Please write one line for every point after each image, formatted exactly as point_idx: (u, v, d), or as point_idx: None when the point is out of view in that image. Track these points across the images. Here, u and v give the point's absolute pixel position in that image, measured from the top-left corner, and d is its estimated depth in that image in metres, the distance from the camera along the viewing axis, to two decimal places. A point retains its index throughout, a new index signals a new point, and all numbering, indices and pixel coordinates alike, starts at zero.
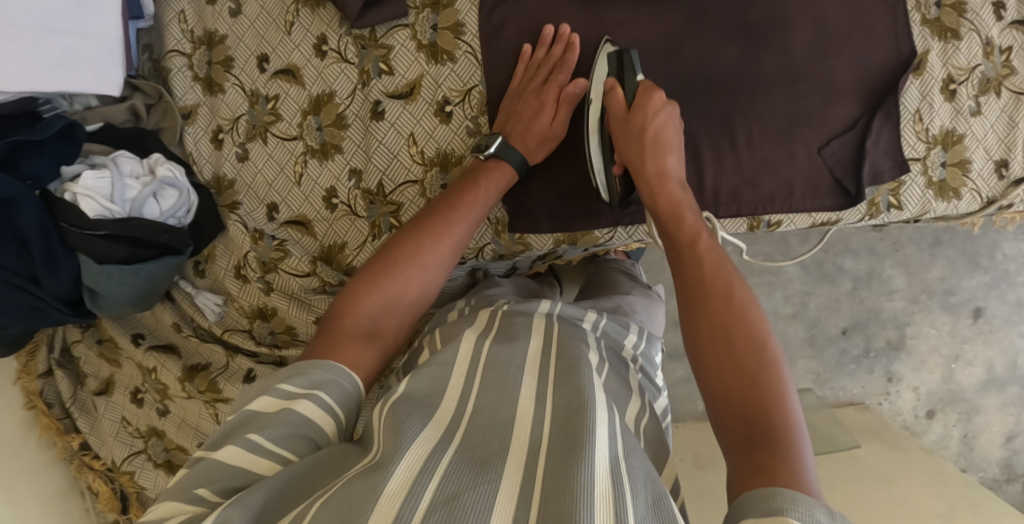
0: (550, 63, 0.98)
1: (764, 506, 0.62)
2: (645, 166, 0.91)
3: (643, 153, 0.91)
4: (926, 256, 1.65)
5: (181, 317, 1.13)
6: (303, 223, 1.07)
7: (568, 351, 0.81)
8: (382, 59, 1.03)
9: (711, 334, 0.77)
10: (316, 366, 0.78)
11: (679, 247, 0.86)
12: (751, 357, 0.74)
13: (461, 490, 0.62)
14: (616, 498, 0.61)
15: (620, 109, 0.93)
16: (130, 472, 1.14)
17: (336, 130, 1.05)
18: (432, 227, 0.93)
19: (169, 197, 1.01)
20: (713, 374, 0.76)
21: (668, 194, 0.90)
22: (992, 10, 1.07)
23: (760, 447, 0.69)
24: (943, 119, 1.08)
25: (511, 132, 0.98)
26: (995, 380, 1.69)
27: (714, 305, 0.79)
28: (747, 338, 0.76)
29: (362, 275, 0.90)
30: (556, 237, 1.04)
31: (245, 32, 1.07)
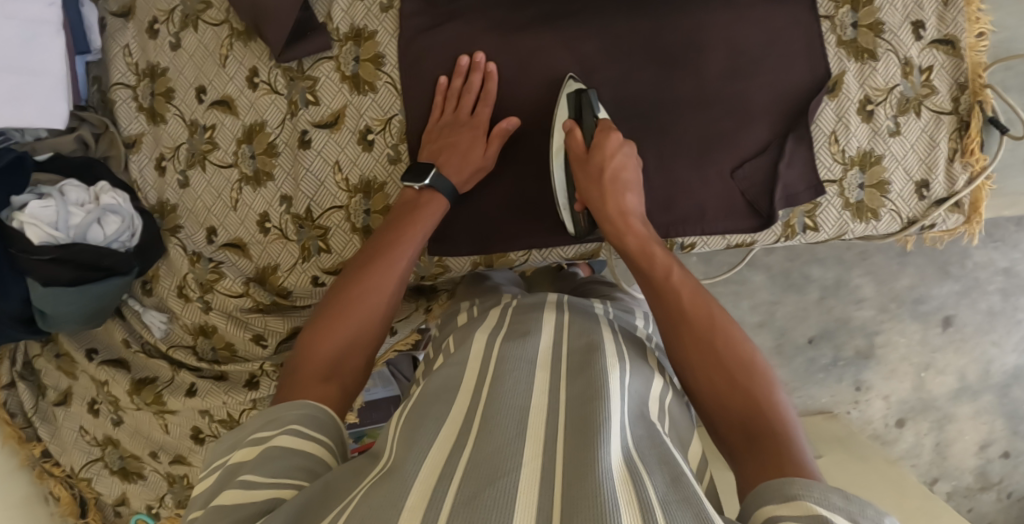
0: (471, 94, 1.02)
1: (781, 493, 0.67)
2: (611, 205, 0.94)
3: (604, 194, 0.95)
4: (895, 264, 1.59)
5: (131, 333, 1.19)
6: (240, 245, 1.12)
7: (579, 345, 0.84)
8: (309, 90, 1.07)
9: (700, 357, 0.81)
10: (284, 409, 0.77)
11: (652, 281, 0.89)
12: (739, 372, 0.79)
13: (479, 490, 0.65)
14: (635, 481, 0.66)
15: (581, 148, 0.97)
16: (88, 478, 1.25)
17: (267, 158, 1.10)
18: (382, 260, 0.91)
19: (112, 223, 1.07)
20: (708, 396, 0.80)
21: (632, 229, 0.93)
22: (912, 30, 1.08)
23: (768, 456, 0.73)
24: (861, 140, 1.10)
25: (446, 163, 0.99)
26: (967, 389, 1.64)
27: (696, 327, 0.83)
28: (732, 357, 0.80)
29: (316, 319, 0.88)
30: (473, 259, 1.08)
31: (185, 64, 1.13)
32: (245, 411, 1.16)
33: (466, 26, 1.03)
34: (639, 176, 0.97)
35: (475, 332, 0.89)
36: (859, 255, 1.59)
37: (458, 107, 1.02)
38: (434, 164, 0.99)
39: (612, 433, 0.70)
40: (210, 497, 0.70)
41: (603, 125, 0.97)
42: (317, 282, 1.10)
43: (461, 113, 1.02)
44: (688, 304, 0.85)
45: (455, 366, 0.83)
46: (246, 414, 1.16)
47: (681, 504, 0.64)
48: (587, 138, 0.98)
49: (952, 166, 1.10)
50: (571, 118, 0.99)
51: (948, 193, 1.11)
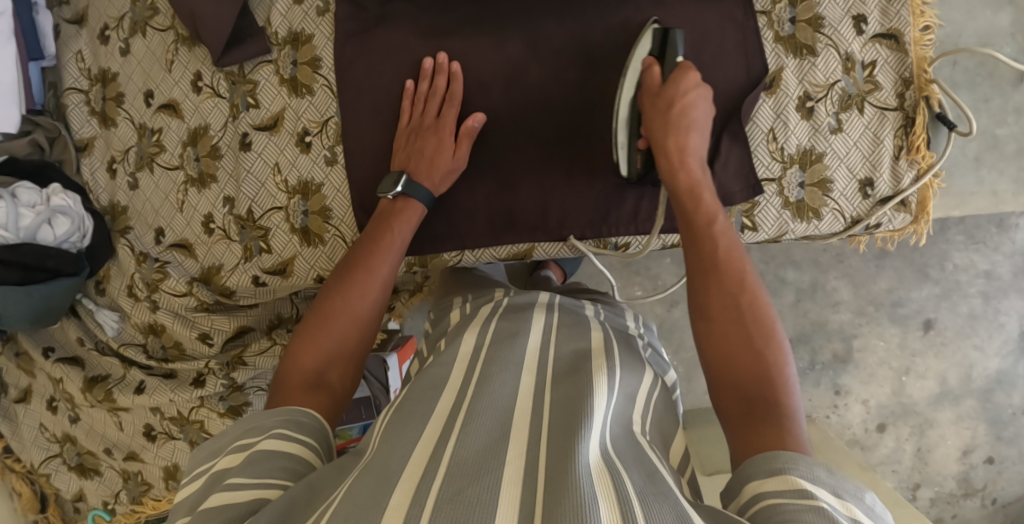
0: (436, 96, 1.02)
1: (768, 466, 0.68)
2: (671, 141, 0.89)
3: (666, 127, 0.89)
4: (871, 267, 1.55)
5: (85, 332, 1.22)
6: (185, 246, 1.14)
7: (566, 353, 0.91)
8: (250, 94, 1.10)
9: (723, 312, 0.81)
10: (265, 416, 0.81)
11: (693, 228, 0.87)
12: (759, 336, 0.79)
13: (463, 485, 0.67)
14: (614, 475, 0.69)
15: (656, 84, 0.92)
16: (46, 474, 1.28)
17: (210, 160, 1.12)
18: (359, 275, 0.95)
19: (62, 224, 1.11)
20: (718, 353, 0.80)
21: (687, 169, 0.89)
22: (853, 24, 1.07)
23: (757, 425, 0.74)
24: (801, 138, 1.08)
25: (415, 169, 1.01)
26: (948, 393, 1.58)
27: (726, 283, 0.82)
28: (755, 319, 0.80)
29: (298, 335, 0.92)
30: (408, 260, 1.10)
31: (134, 70, 1.15)
32: (194, 408, 1.18)
33: (394, 33, 1.05)
34: (706, 121, 0.92)
35: (465, 332, 0.95)
36: (836, 258, 1.55)
37: (425, 111, 1.03)
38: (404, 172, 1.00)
39: (592, 430, 0.74)
40: (198, 501, 0.72)
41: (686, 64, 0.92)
42: (258, 281, 1.11)
43: (426, 117, 1.02)
44: (721, 257, 0.84)
45: (444, 368, 0.87)
46: (196, 411, 1.19)
47: (659, 499, 0.67)
48: (666, 74, 0.93)
49: (897, 164, 1.08)
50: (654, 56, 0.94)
51: (893, 191, 1.09)
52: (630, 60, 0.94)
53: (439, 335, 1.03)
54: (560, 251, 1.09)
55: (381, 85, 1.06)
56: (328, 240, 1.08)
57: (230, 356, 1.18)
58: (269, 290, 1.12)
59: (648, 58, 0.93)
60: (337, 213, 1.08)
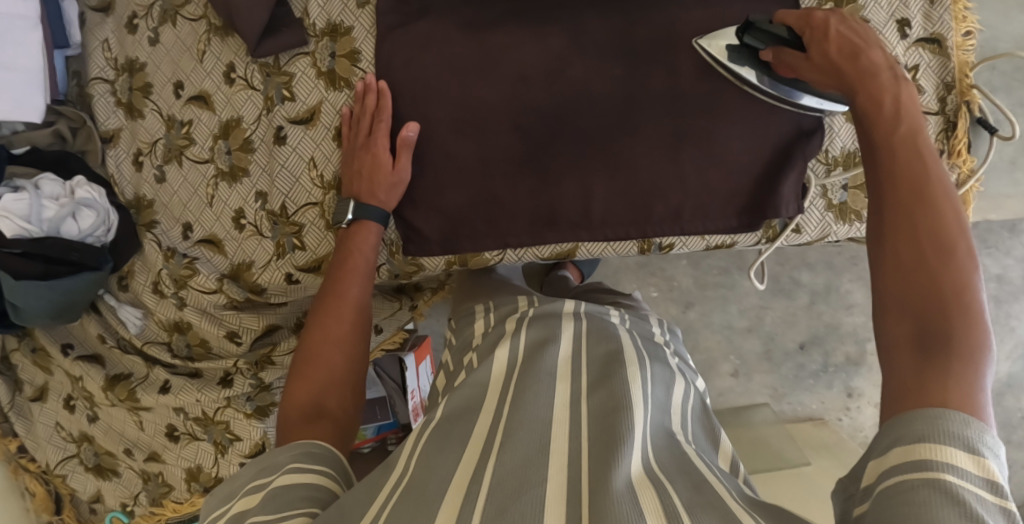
0: (367, 115, 1.03)
1: (895, 431, 0.64)
2: (855, 70, 0.84)
3: (836, 67, 0.85)
4: None
5: (106, 328, 1.19)
6: (214, 242, 1.11)
7: (598, 355, 0.90)
8: (284, 86, 1.07)
9: (899, 229, 0.75)
10: (278, 452, 0.79)
11: (880, 143, 0.81)
12: (937, 260, 0.71)
13: (506, 502, 0.67)
14: (659, 489, 0.68)
15: (800, 55, 0.89)
16: (62, 475, 1.25)
17: (242, 154, 1.09)
18: (334, 305, 0.98)
19: (87, 217, 1.08)
20: (892, 275, 0.73)
21: (875, 81, 0.82)
22: (897, 28, 1.09)
23: (929, 365, 0.67)
24: (845, 140, 1.07)
25: (360, 192, 1.02)
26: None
27: (903, 197, 0.76)
28: (935, 235, 0.73)
29: (292, 372, 0.93)
30: (447, 258, 1.08)
31: (163, 59, 1.12)
32: (220, 409, 1.16)
33: (435, 27, 1.02)
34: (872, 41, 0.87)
35: (496, 348, 0.91)
36: (851, 261, 1.59)
37: (359, 131, 1.03)
38: (353, 199, 1.03)
39: (633, 445, 0.74)
40: None
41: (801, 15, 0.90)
42: (291, 279, 1.09)
43: (359, 136, 1.03)
44: (903, 175, 0.77)
45: (477, 388, 0.86)
46: (221, 412, 1.16)
47: (706, 509, 0.65)
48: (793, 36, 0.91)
49: None
50: (768, 47, 0.93)
51: None
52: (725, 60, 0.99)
53: (463, 347, 1.00)
54: (604, 249, 1.10)
55: (420, 80, 1.02)
56: None
57: (259, 355, 1.16)
58: (301, 287, 1.10)
59: (768, 47, 0.93)
60: None
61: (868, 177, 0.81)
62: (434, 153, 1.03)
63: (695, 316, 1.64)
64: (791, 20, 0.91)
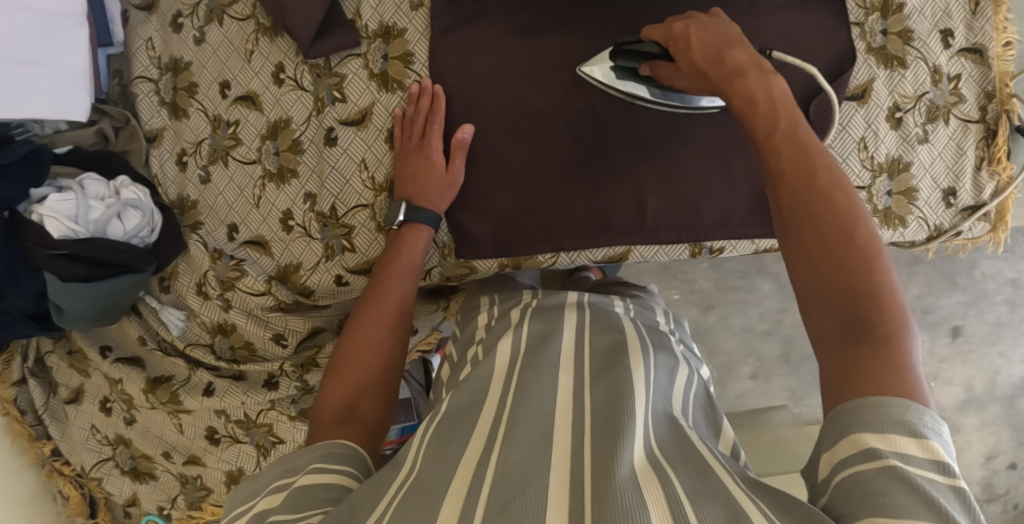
0: (421, 117, 1.02)
1: (841, 420, 0.66)
2: (723, 73, 0.81)
3: (712, 73, 0.83)
4: (903, 274, 1.57)
5: (147, 330, 1.17)
6: (261, 243, 1.10)
7: (600, 345, 0.89)
8: (336, 87, 1.06)
9: (799, 224, 0.75)
10: (301, 453, 0.78)
11: (763, 145, 0.79)
12: (851, 251, 0.72)
13: (510, 496, 0.66)
14: (663, 477, 0.68)
15: (672, 68, 0.88)
16: (97, 478, 1.23)
17: (291, 155, 1.08)
18: (375, 307, 0.95)
19: (132, 218, 1.06)
20: (804, 271, 0.74)
21: (742, 84, 0.80)
22: (941, 38, 1.10)
23: (864, 358, 0.68)
24: (890, 148, 1.11)
25: (413, 194, 1.01)
26: (974, 399, 1.61)
27: (796, 193, 0.76)
28: (836, 226, 0.73)
29: (329, 372, 0.91)
30: (500, 261, 1.07)
31: (208, 59, 1.11)
32: (263, 411, 1.15)
33: (489, 31, 1.03)
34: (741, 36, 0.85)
35: (500, 339, 0.91)
36: None
37: (411, 133, 1.03)
38: (404, 201, 1.02)
39: (635, 433, 0.73)
40: None
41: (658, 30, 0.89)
42: (340, 281, 1.08)
43: (412, 138, 1.02)
44: (792, 170, 0.76)
45: (481, 381, 0.84)
46: (265, 414, 1.15)
47: (709, 497, 0.65)
48: (659, 51, 0.90)
49: (979, 175, 1.13)
50: (641, 63, 0.92)
51: (976, 201, 1.13)
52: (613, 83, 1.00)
53: (467, 342, 0.99)
54: (655, 253, 1.08)
55: (476, 84, 1.03)
56: None
57: (304, 357, 1.15)
58: (350, 289, 1.09)
59: (643, 63, 0.92)
60: None
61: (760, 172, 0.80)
62: (488, 156, 1.03)
63: (716, 318, 1.65)
64: (657, 35, 0.89)
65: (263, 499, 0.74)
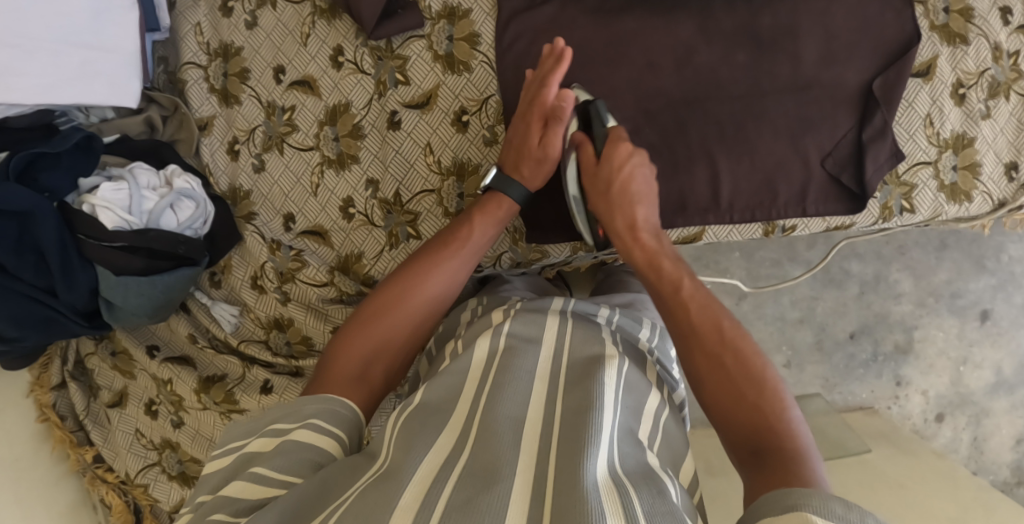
0: (535, 82, 0.96)
1: (782, 502, 0.65)
2: (626, 229, 0.92)
3: (610, 204, 0.93)
4: (931, 259, 1.50)
5: (196, 328, 1.14)
6: (320, 233, 1.07)
7: (578, 358, 0.81)
8: (398, 69, 1.03)
9: (709, 367, 0.79)
10: (305, 402, 0.77)
11: (662, 297, 0.86)
12: (747, 385, 0.77)
13: (474, 494, 0.64)
14: (622, 497, 0.63)
15: (593, 164, 0.95)
16: (143, 485, 1.14)
17: (352, 140, 1.05)
18: (422, 270, 0.90)
19: (186, 209, 1.02)
20: (718, 408, 0.77)
21: (641, 243, 0.91)
22: (1000, 15, 1.07)
23: (771, 470, 0.70)
24: (954, 124, 1.08)
25: (506, 163, 0.98)
26: (1004, 382, 1.51)
27: (706, 343, 0.80)
28: (743, 370, 0.77)
29: (353, 317, 0.89)
30: (574, 244, 1.05)
31: (262, 43, 1.08)
32: None
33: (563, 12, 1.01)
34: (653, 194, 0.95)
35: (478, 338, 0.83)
36: (899, 249, 1.50)
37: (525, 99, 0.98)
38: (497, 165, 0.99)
39: (602, 446, 0.68)
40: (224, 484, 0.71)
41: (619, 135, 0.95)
42: None
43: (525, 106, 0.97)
44: (699, 321, 0.82)
45: (456, 378, 0.78)
46: None
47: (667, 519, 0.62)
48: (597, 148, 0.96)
49: None
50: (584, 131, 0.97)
51: None
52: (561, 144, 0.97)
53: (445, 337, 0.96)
54: (729, 232, 1.06)
55: None
56: None
57: None
58: None
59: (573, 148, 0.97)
60: None
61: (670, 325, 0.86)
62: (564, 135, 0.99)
63: (749, 307, 1.51)
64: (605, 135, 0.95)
65: (259, 439, 0.74)
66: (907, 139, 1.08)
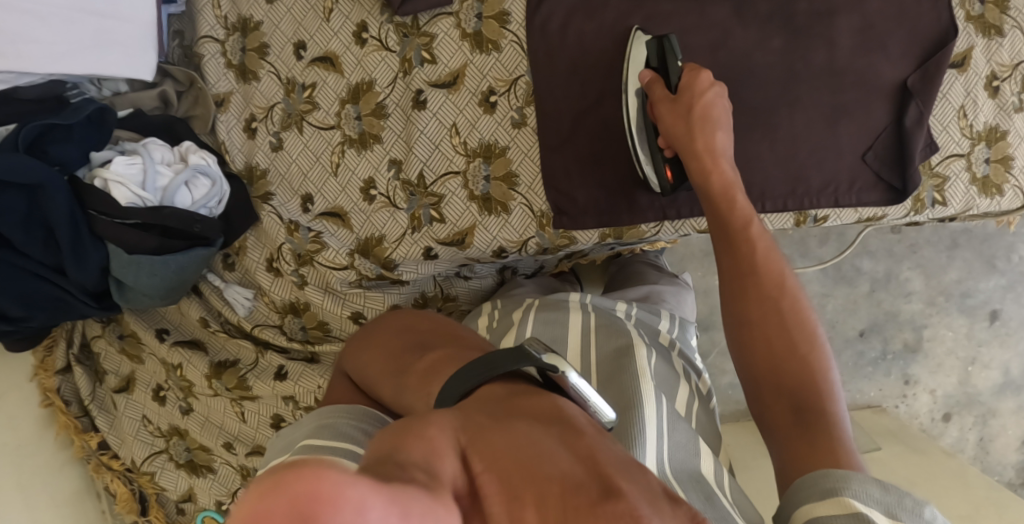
0: None
1: (819, 487, 0.64)
2: (692, 146, 0.86)
3: (691, 130, 0.86)
4: (943, 258, 1.47)
5: (208, 312, 1.11)
6: (340, 214, 1.04)
7: (608, 352, 0.85)
8: (425, 47, 1.00)
9: (762, 312, 0.79)
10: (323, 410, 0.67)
11: (730, 233, 0.83)
12: (801, 341, 0.76)
13: None
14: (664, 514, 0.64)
15: (667, 97, 0.89)
16: (150, 473, 1.12)
17: (375, 119, 1.02)
18: (450, 334, 0.69)
19: (201, 186, 0.99)
20: (761, 367, 0.77)
21: (720, 170, 0.86)
22: None
23: (816, 436, 0.71)
24: (987, 116, 1.06)
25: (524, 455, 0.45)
26: (1011, 383, 1.49)
27: (766, 286, 0.79)
28: (797, 323, 0.78)
29: (379, 324, 0.73)
30: (603, 231, 1.01)
31: (281, 18, 1.04)
32: None
33: None
34: (725, 127, 0.89)
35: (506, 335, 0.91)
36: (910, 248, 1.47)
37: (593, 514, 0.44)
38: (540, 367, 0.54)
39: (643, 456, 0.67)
40: None
41: (697, 72, 0.88)
42: (429, 253, 1.01)
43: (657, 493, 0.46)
44: (760, 266, 0.80)
45: None
46: None
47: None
48: (672, 83, 0.89)
49: None
50: (653, 66, 0.91)
51: None
52: (628, 74, 0.92)
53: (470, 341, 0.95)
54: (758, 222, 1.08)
55: (580, 48, 0.97)
56: (513, 209, 0.99)
57: None
58: (439, 262, 1.02)
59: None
60: (524, 180, 0.99)
61: (720, 266, 0.84)
62: (603, 119, 0.97)
63: None
64: (686, 77, 0.88)
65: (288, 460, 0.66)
66: (939, 131, 1.06)
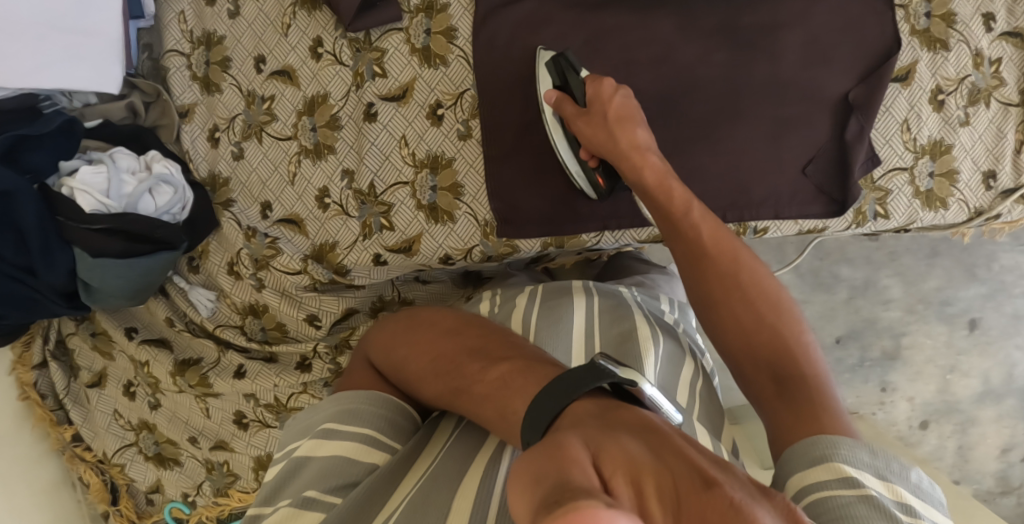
0: None
1: (810, 456, 0.64)
2: (619, 144, 0.90)
3: (610, 133, 0.91)
4: (922, 266, 1.47)
5: (174, 312, 1.16)
6: (296, 221, 1.08)
7: (611, 336, 0.89)
8: (376, 62, 1.04)
9: (721, 289, 0.80)
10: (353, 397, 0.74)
11: (673, 222, 0.86)
12: (767, 311, 0.78)
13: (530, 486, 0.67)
14: None
15: (578, 110, 0.93)
16: (120, 464, 1.18)
17: (329, 131, 1.06)
18: (499, 338, 0.75)
19: (164, 193, 1.04)
20: (733, 341, 0.78)
21: (648, 162, 0.89)
22: (982, 22, 1.06)
23: (801, 401, 0.71)
24: (932, 130, 1.07)
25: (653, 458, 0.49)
26: (991, 392, 1.48)
27: (720, 264, 0.82)
28: (760, 293, 0.79)
29: (430, 316, 0.81)
30: (545, 240, 1.04)
31: (243, 32, 1.09)
32: (295, 395, 1.13)
33: (536, 7, 1.01)
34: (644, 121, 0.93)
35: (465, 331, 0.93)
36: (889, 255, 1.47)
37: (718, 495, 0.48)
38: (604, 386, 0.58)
39: None
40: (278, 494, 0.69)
41: (598, 80, 0.92)
42: (379, 260, 1.06)
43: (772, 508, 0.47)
44: (710, 244, 0.83)
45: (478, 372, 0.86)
46: (295, 398, 1.13)
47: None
48: (579, 95, 0.94)
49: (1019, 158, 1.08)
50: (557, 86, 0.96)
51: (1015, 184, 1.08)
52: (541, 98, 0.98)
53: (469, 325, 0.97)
54: None
55: (524, 63, 1.01)
56: (458, 218, 1.03)
57: (339, 338, 1.13)
58: (388, 268, 1.07)
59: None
60: (469, 190, 1.03)
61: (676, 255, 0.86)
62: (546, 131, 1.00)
63: None
64: (590, 89, 0.93)
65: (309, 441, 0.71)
66: (882, 144, 1.08)
